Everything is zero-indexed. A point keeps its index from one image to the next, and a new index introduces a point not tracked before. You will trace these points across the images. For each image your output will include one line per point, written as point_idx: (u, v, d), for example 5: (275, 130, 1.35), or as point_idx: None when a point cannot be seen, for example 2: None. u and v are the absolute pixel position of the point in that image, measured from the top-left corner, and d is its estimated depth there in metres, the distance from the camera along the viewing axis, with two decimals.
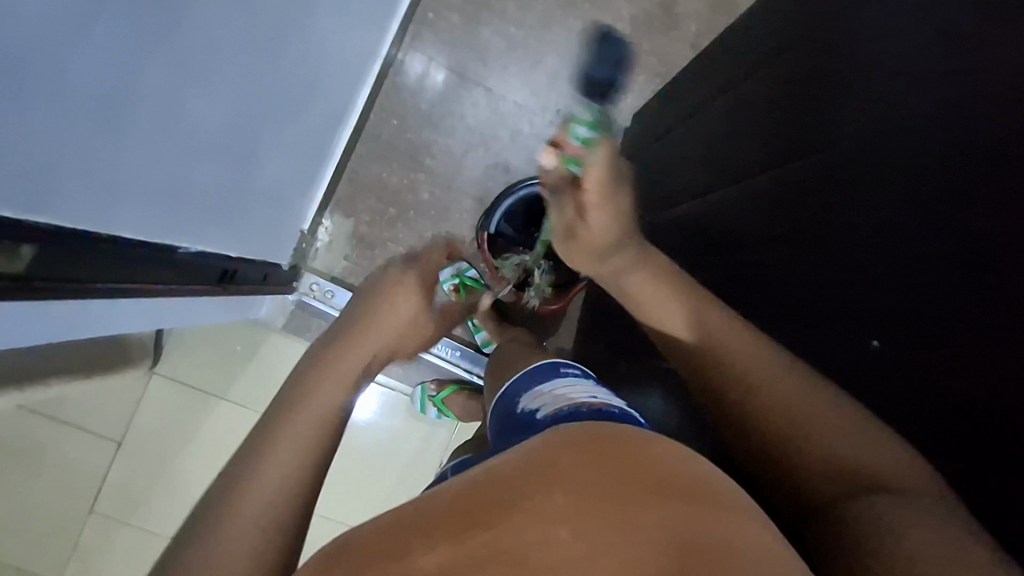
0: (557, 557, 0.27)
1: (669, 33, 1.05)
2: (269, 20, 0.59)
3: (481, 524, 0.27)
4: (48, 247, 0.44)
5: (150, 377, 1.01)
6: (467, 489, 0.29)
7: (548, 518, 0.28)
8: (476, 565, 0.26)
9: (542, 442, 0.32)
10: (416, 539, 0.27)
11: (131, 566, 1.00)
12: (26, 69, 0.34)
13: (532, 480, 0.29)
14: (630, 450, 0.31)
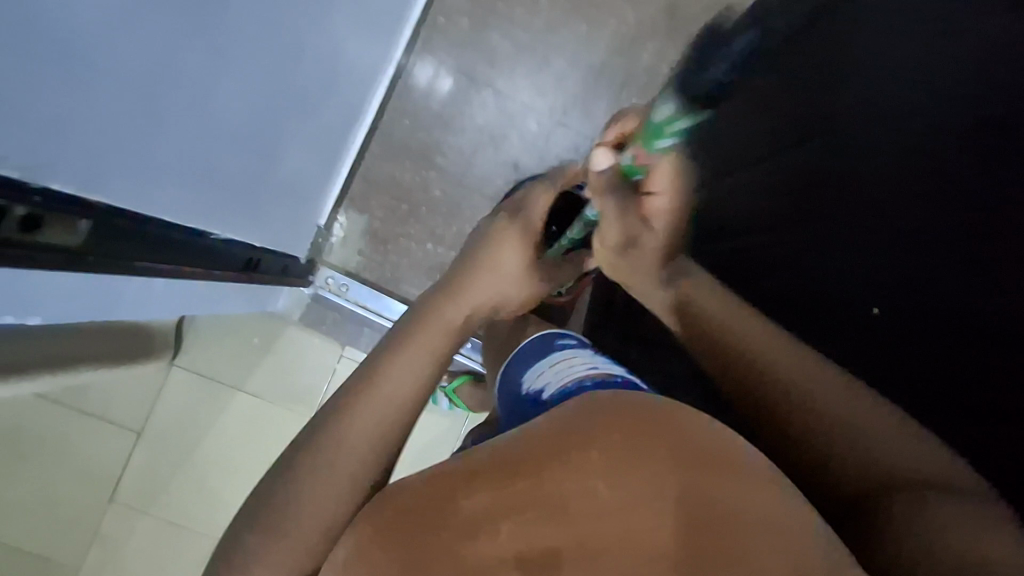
0: (591, 504, 0.38)
1: (672, 35, 1.10)
2: (294, 17, 0.63)
3: (526, 475, 0.39)
4: (100, 223, 0.47)
5: (170, 368, 1.03)
6: (512, 446, 0.41)
7: (582, 475, 0.39)
8: (519, 504, 0.38)
9: (574, 415, 0.42)
10: (474, 478, 0.39)
11: (151, 553, 1.03)
12: (76, 50, 0.37)
13: (565, 443, 0.40)
14: (650, 426, 0.40)
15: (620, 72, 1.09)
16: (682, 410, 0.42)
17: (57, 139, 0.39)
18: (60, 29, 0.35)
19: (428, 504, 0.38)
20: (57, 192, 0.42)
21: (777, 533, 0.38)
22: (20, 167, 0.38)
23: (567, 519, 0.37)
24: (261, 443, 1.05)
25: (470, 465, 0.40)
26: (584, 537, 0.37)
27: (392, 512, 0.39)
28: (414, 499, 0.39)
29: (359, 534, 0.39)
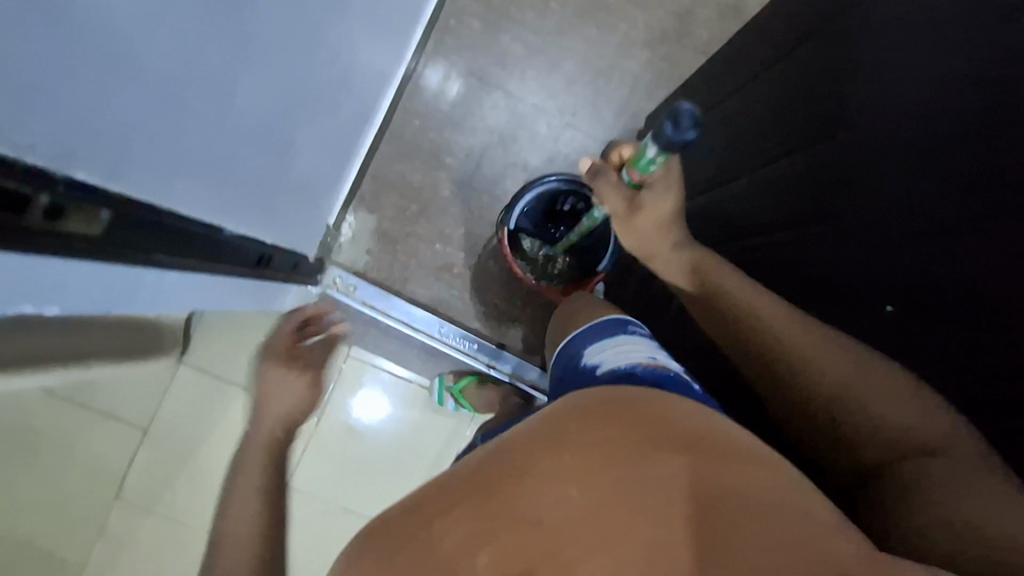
0: (568, 512, 0.37)
1: (682, 39, 1.11)
2: (314, 16, 0.63)
3: (498, 492, 0.38)
4: (120, 215, 0.48)
5: (178, 367, 1.04)
6: (489, 461, 0.41)
7: (559, 483, 0.38)
8: (497, 527, 0.37)
9: (543, 424, 0.42)
10: (452, 504, 0.38)
11: (157, 551, 1.03)
12: (105, 41, 0.37)
13: (539, 453, 0.39)
14: (620, 415, 0.41)
15: (630, 76, 1.10)
16: (648, 401, 0.43)
17: (86, 130, 0.40)
18: (92, 22, 0.35)
19: (409, 533, 0.38)
20: (82, 182, 0.42)
21: (752, 512, 0.39)
22: (48, 157, 0.38)
23: (542, 532, 0.37)
24: None
25: (445, 493, 0.39)
26: (559, 546, 0.36)
27: (373, 555, 0.37)
28: (392, 530, 0.38)
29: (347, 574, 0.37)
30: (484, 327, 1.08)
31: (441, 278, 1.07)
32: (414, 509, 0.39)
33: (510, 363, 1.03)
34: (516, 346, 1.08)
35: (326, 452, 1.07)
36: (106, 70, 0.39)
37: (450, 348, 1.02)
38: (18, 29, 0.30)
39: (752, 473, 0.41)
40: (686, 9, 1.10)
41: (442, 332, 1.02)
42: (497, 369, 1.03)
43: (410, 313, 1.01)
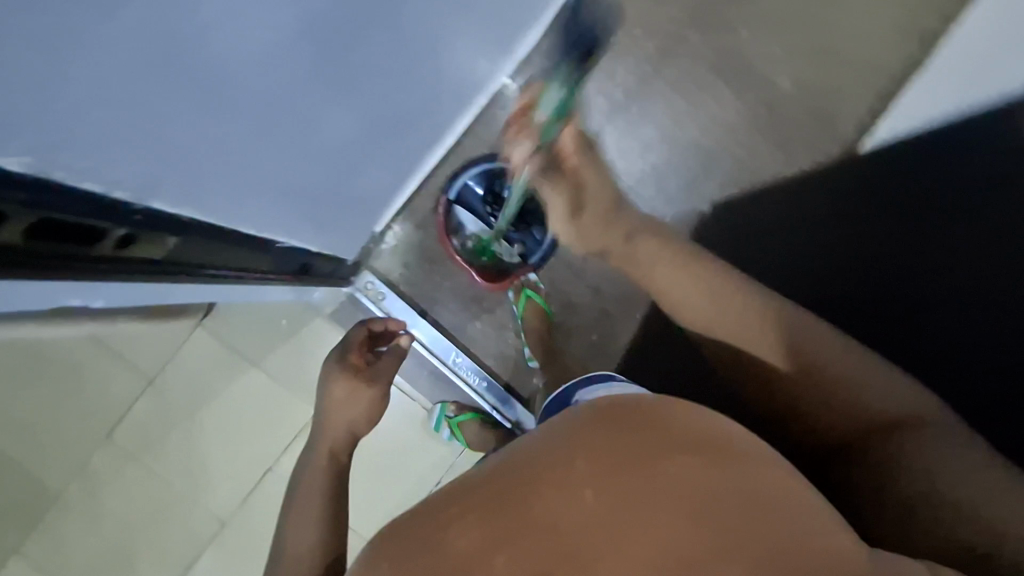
0: (582, 515, 0.36)
1: (766, 132, 1.10)
2: (413, 55, 0.64)
3: (514, 499, 0.36)
4: (186, 237, 0.48)
5: (195, 329, 1.05)
6: (504, 469, 0.38)
7: (574, 487, 0.36)
8: (512, 529, 0.35)
9: (552, 433, 0.40)
10: (467, 509, 0.36)
11: (133, 496, 1.06)
12: (209, 88, 0.38)
13: (555, 459, 0.37)
14: (631, 417, 0.38)
15: (704, 154, 1.10)
16: (680, 407, 0.40)
17: (173, 162, 0.40)
18: (200, 74, 0.36)
19: (417, 541, 0.36)
20: (159, 210, 0.43)
21: (765, 509, 0.36)
22: (130, 189, 0.39)
23: (561, 543, 0.35)
24: (263, 420, 1.08)
25: (456, 499, 0.37)
26: (573, 548, 0.35)
27: (383, 566, 0.36)
28: (410, 527, 0.37)
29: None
30: (496, 365, 1.08)
31: (469, 307, 1.07)
32: (428, 514, 0.37)
33: (512, 409, 1.07)
34: (525, 395, 1.08)
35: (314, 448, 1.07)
36: (202, 111, 0.39)
37: (461, 381, 1.07)
38: (125, 83, 0.31)
39: (762, 471, 0.38)
40: (777, 101, 1.09)
41: (456, 361, 1.07)
42: (500, 412, 1.07)
43: (432, 338, 1.06)
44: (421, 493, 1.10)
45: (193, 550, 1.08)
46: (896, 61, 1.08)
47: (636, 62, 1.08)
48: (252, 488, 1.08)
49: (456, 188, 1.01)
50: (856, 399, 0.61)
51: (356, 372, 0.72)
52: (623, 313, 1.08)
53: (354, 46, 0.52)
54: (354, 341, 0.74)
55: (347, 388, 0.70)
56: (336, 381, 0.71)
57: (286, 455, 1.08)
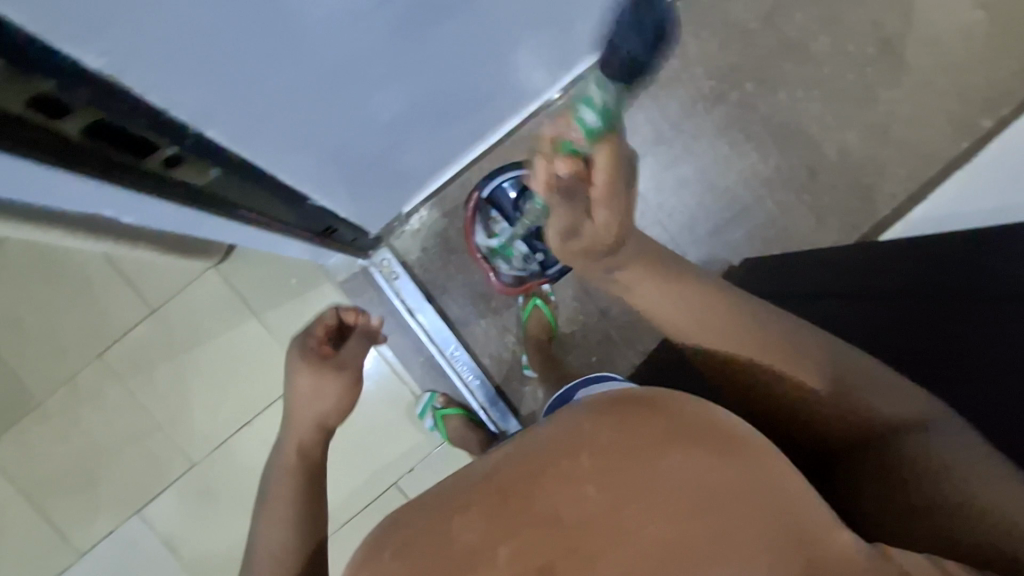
0: (583, 509, 0.36)
1: (803, 194, 1.10)
2: (478, 49, 0.66)
3: (519, 495, 0.37)
4: (229, 171, 0.50)
5: (208, 270, 1.06)
6: (510, 459, 0.39)
7: (574, 482, 0.37)
8: (516, 527, 0.36)
9: (556, 427, 0.39)
10: (472, 501, 0.37)
11: (109, 420, 1.07)
12: (287, 33, 0.39)
13: (556, 452, 0.38)
14: (637, 411, 0.38)
15: (737, 204, 1.10)
16: (681, 400, 0.38)
17: (237, 99, 0.41)
18: (282, 14, 0.37)
19: (424, 530, 0.37)
20: (210, 141, 0.44)
21: (775, 506, 0.35)
22: (189, 114, 0.39)
23: (559, 529, 0.36)
24: (253, 373, 1.08)
25: (461, 492, 0.38)
26: (578, 543, 0.36)
27: (387, 552, 0.37)
28: (412, 525, 0.38)
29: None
30: (492, 365, 1.09)
31: (477, 305, 1.08)
32: (437, 503, 0.38)
33: (499, 413, 1.08)
34: (514, 402, 1.08)
35: None
36: (273, 55, 0.40)
37: (455, 374, 1.08)
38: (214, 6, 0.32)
39: (771, 462, 0.36)
40: (819, 166, 1.10)
41: (453, 353, 1.07)
42: (486, 412, 1.08)
43: (436, 326, 1.06)
44: (394, 476, 1.11)
45: (157, 485, 1.09)
46: (942, 153, 1.09)
47: (689, 100, 1.09)
48: (228, 437, 1.09)
49: (490, 185, 1.02)
50: (863, 403, 0.52)
51: (319, 359, 0.67)
52: (626, 342, 1.08)
53: (422, 25, 0.53)
54: (319, 325, 0.71)
55: (312, 378, 0.66)
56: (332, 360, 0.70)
57: (267, 412, 1.09)
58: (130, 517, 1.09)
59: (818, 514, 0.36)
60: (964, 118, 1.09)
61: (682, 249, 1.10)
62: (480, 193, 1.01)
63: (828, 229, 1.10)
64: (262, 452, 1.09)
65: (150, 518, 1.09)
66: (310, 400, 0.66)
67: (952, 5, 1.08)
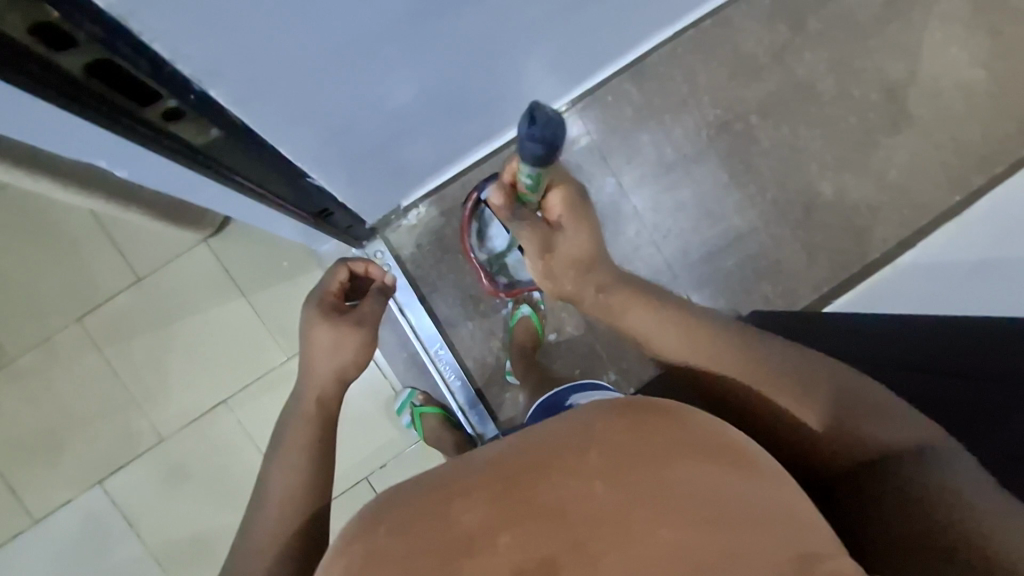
0: (590, 504, 0.37)
1: (799, 229, 1.11)
2: (489, 48, 0.67)
3: (524, 484, 0.38)
4: (232, 135, 0.50)
5: (199, 243, 1.06)
6: (517, 450, 0.40)
7: (583, 478, 0.38)
8: (520, 515, 0.37)
9: (566, 424, 0.41)
10: (475, 485, 0.38)
11: (82, 385, 1.06)
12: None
13: (567, 445, 0.39)
14: (647, 422, 0.40)
15: (732, 232, 1.11)
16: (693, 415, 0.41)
17: (245, 60, 0.41)
18: None
19: (425, 511, 0.38)
20: (211, 99, 0.44)
21: (780, 523, 0.38)
22: (193, 68, 0.39)
23: (564, 521, 0.37)
24: (234, 352, 1.07)
25: (465, 475, 0.39)
26: (584, 538, 0.37)
27: (382, 530, 0.37)
28: (409, 507, 0.38)
29: (347, 558, 0.37)
30: (475, 367, 1.08)
31: (466, 306, 1.08)
32: (437, 484, 0.39)
33: (477, 416, 1.07)
34: (493, 406, 1.08)
35: (278, 391, 1.07)
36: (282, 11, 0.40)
37: (437, 373, 1.07)
38: None
39: (771, 486, 0.40)
40: (815, 205, 1.11)
41: (436, 352, 1.07)
42: (465, 413, 1.07)
43: (423, 324, 1.06)
44: (364, 471, 1.10)
45: (123, 457, 1.07)
46: (935, 204, 1.11)
47: (694, 127, 1.11)
48: (201, 416, 1.07)
49: (490, 187, 1.01)
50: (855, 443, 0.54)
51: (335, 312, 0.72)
52: (610, 357, 1.08)
53: (436, 12, 0.53)
54: (332, 280, 0.75)
55: (331, 333, 0.70)
56: (318, 339, 0.70)
57: (244, 393, 1.08)
58: (92, 487, 1.07)
59: (821, 540, 0.38)
60: (958, 172, 1.11)
61: (674, 271, 1.11)
62: (479, 194, 1.01)
63: (819, 266, 1.11)
64: (236, 433, 1.08)
65: (111, 490, 1.07)
66: (323, 363, 0.70)
67: (956, 61, 1.11)
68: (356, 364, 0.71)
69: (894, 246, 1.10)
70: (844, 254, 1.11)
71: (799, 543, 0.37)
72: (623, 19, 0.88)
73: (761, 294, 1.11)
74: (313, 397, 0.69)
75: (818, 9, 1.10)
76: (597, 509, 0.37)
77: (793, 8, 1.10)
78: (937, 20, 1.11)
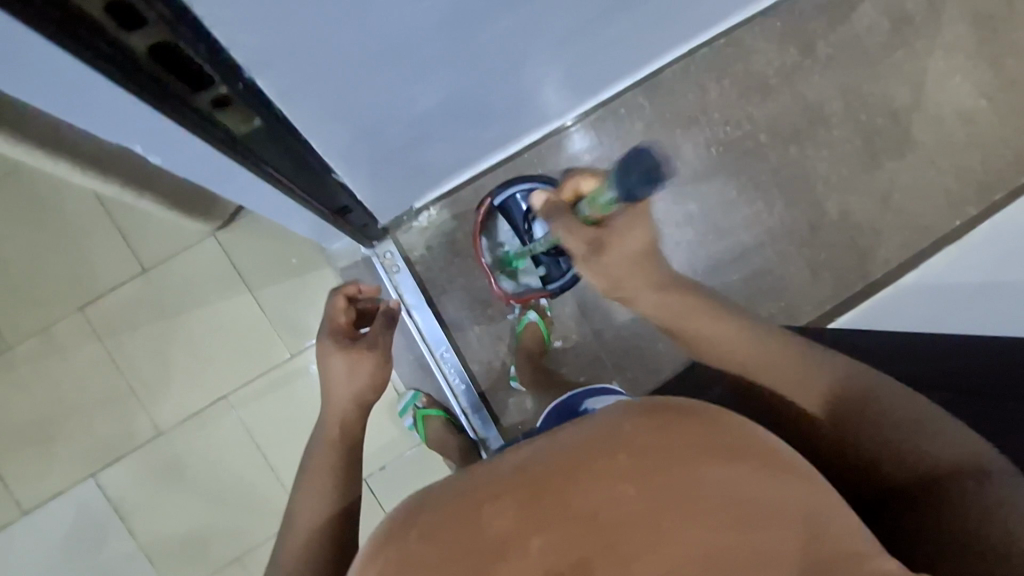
0: (620, 508, 0.37)
1: (803, 247, 1.13)
2: (518, 55, 0.68)
3: (553, 489, 0.37)
4: (272, 124, 0.50)
5: (207, 236, 1.05)
6: (542, 453, 0.38)
7: (614, 482, 0.37)
8: (551, 520, 0.37)
9: (592, 425, 0.39)
10: (502, 490, 0.37)
11: (80, 375, 1.05)
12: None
13: (596, 449, 0.37)
14: (681, 422, 0.38)
15: (738, 247, 1.13)
16: (726, 414, 0.39)
17: (296, 54, 0.42)
18: None
19: (453, 516, 0.37)
20: (258, 88, 0.44)
21: (806, 525, 0.38)
22: (248, 58, 0.40)
23: (596, 526, 0.37)
24: (238, 346, 1.06)
25: (491, 480, 0.38)
26: (616, 541, 0.37)
27: (412, 535, 0.37)
28: (434, 515, 0.37)
29: (378, 564, 0.36)
30: (480, 372, 1.08)
31: (474, 310, 1.08)
32: (463, 490, 0.38)
33: (481, 420, 1.07)
34: (497, 410, 1.08)
35: (280, 389, 1.07)
36: (337, 11, 0.40)
37: (442, 376, 1.08)
38: None
39: (800, 484, 0.39)
40: (820, 223, 1.13)
41: (442, 354, 1.07)
42: (468, 417, 1.07)
43: (430, 326, 1.06)
44: (366, 472, 1.10)
45: (119, 450, 1.05)
46: (937, 227, 1.13)
47: (704, 142, 1.13)
48: (201, 410, 1.06)
49: (504, 194, 1.02)
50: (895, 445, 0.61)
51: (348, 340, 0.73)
52: (615, 368, 1.09)
53: (477, 16, 0.54)
54: (337, 312, 0.74)
55: (345, 362, 0.71)
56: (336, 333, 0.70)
57: (246, 389, 1.07)
58: (86, 480, 1.05)
59: (842, 538, 0.38)
60: (960, 197, 1.14)
61: None
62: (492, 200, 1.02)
63: (822, 284, 1.13)
64: (235, 431, 1.06)
65: (104, 484, 1.05)
66: (342, 390, 0.72)
67: (959, 90, 1.14)
68: (371, 386, 0.73)
69: (897, 267, 1.12)
70: (846, 273, 1.13)
71: (817, 544, 0.37)
72: (646, 35, 0.89)
73: (765, 309, 1.12)
74: (338, 400, 0.72)
75: (828, 33, 1.13)
76: (629, 514, 0.37)
77: (804, 32, 1.12)
78: (942, 50, 1.13)
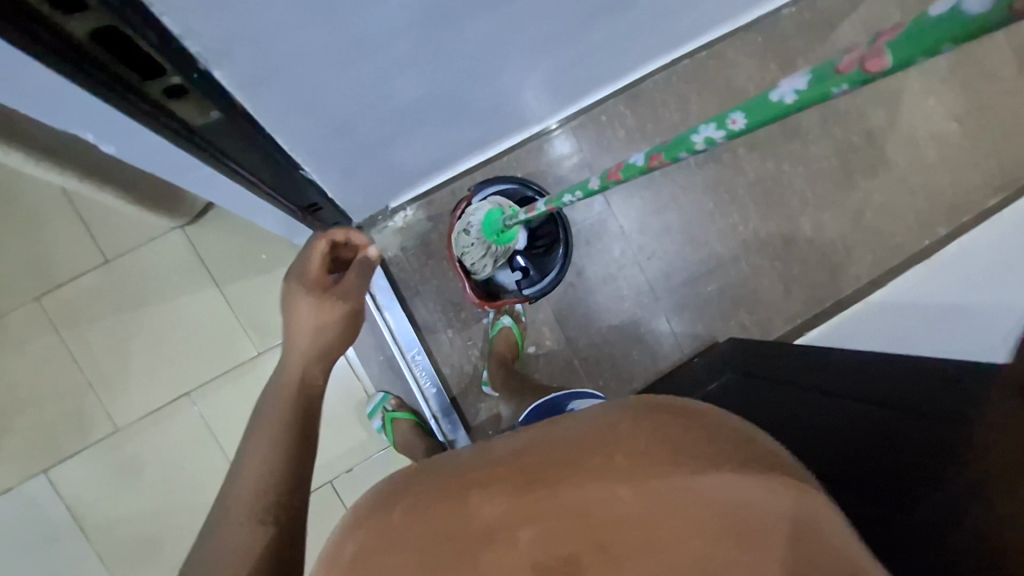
0: (616, 508, 0.33)
1: (777, 261, 1.14)
2: (496, 57, 0.67)
3: (543, 482, 0.34)
4: (230, 116, 0.48)
5: (174, 229, 1.02)
6: (537, 444, 0.36)
7: (607, 479, 0.33)
8: (542, 514, 0.33)
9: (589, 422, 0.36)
10: (494, 478, 0.35)
11: (36, 365, 1.01)
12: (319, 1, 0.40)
13: (591, 444, 0.34)
14: (681, 423, 0.34)
15: (714, 258, 1.13)
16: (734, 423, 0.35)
17: (256, 49, 0.41)
18: None
19: (440, 498, 0.35)
20: (217, 78, 0.43)
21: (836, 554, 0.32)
22: (203, 49, 0.39)
23: (588, 524, 0.33)
24: (203, 342, 1.04)
25: (481, 465, 0.35)
26: (610, 543, 0.33)
27: (396, 507, 0.35)
28: (421, 496, 0.35)
29: (359, 543, 0.34)
30: (451, 374, 1.07)
31: (447, 313, 1.06)
32: (452, 474, 0.36)
33: (452, 424, 1.05)
34: (467, 413, 1.07)
35: (246, 387, 1.04)
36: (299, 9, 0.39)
37: (413, 379, 1.06)
38: None
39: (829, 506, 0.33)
40: (795, 238, 1.14)
41: (414, 356, 1.05)
42: (438, 420, 1.05)
43: (402, 327, 1.04)
44: (332, 473, 1.08)
45: (73, 446, 1.02)
46: (908, 246, 1.14)
47: None
48: (163, 406, 1.03)
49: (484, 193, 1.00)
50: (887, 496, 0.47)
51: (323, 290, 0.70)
52: (587, 374, 1.10)
53: (449, 16, 0.52)
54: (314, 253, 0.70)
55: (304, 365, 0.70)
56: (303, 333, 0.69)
57: (211, 386, 1.04)
58: (38, 476, 1.01)
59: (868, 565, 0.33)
60: (930, 218, 1.15)
61: (656, 293, 1.12)
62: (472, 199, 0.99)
63: (795, 297, 1.14)
64: (198, 428, 1.04)
65: (58, 481, 1.02)
66: None
67: (933, 113, 1.15)
68: None
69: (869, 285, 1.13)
70: (819, 289, 1.14)
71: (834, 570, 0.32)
72: (624, 44, 0.88)
73: (738, 320, 1.13)
74: None
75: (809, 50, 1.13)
76: (629, 514, 0.33)
77: (786, 48, 1.12)
78: (917, 73, 1.15)
